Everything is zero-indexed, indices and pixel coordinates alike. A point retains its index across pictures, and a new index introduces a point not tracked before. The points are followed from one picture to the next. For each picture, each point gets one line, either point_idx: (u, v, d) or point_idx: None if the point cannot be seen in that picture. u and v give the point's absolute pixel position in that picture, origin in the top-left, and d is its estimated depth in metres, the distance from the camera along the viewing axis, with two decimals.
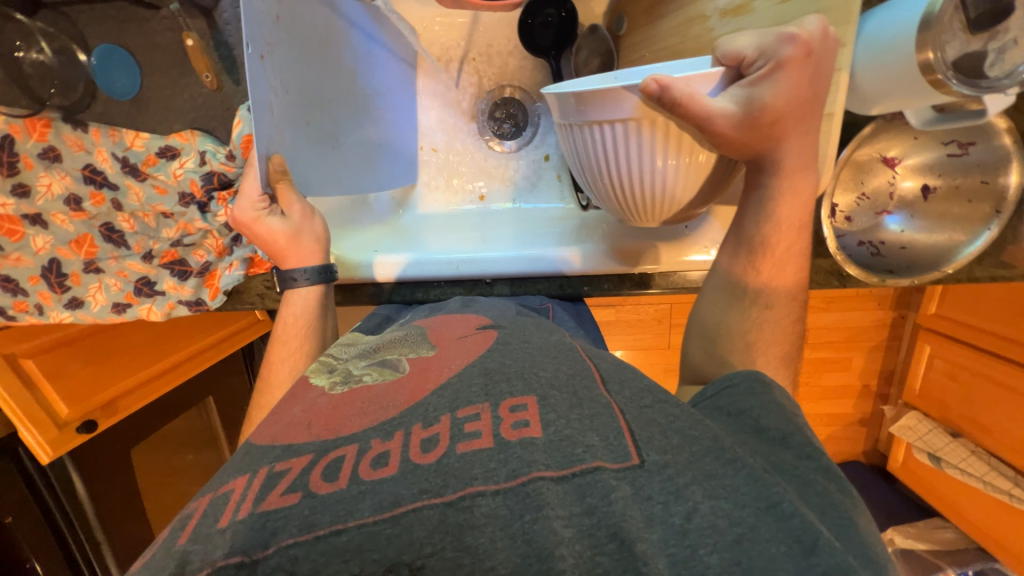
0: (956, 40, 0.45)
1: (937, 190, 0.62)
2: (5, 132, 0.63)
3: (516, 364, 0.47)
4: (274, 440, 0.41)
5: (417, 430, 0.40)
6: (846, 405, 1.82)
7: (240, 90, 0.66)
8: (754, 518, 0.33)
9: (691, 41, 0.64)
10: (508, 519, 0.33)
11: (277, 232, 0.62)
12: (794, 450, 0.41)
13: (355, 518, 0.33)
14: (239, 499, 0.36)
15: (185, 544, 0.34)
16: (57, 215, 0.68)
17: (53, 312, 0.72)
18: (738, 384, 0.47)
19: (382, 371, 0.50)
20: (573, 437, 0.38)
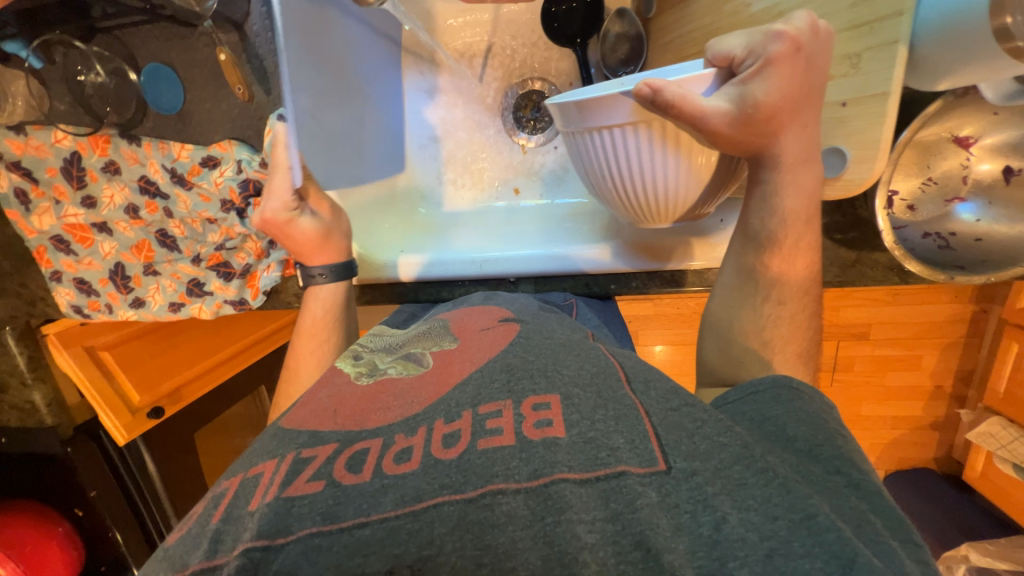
0: None
1: (1022, 173, 0.53)
2: (73, 148, 0.71)
3: (538, 360, 0.46)
4: (300, 425, 0.43)
5: (439, 425, 0.40)
6: (915, 407, 1.66)
7: (270, 98, 0.66)
8: (787, 532, 0.31)
9: (727, 19, 0.58)
10: (529, 521, 0.33)
11: (310, 231, 0.64)
12: (822, 464, 0.37)
13: (378, 511, 0.34)
14: (267, 482, 0.38)
15: (218, 525, 0.36)
16: (120, 223, 0.75)
17: (120, 310, 0.80)
18: (763, 391, 0.44)
19: (408, 365, 0.50)
20: (597, 440, 0.37)
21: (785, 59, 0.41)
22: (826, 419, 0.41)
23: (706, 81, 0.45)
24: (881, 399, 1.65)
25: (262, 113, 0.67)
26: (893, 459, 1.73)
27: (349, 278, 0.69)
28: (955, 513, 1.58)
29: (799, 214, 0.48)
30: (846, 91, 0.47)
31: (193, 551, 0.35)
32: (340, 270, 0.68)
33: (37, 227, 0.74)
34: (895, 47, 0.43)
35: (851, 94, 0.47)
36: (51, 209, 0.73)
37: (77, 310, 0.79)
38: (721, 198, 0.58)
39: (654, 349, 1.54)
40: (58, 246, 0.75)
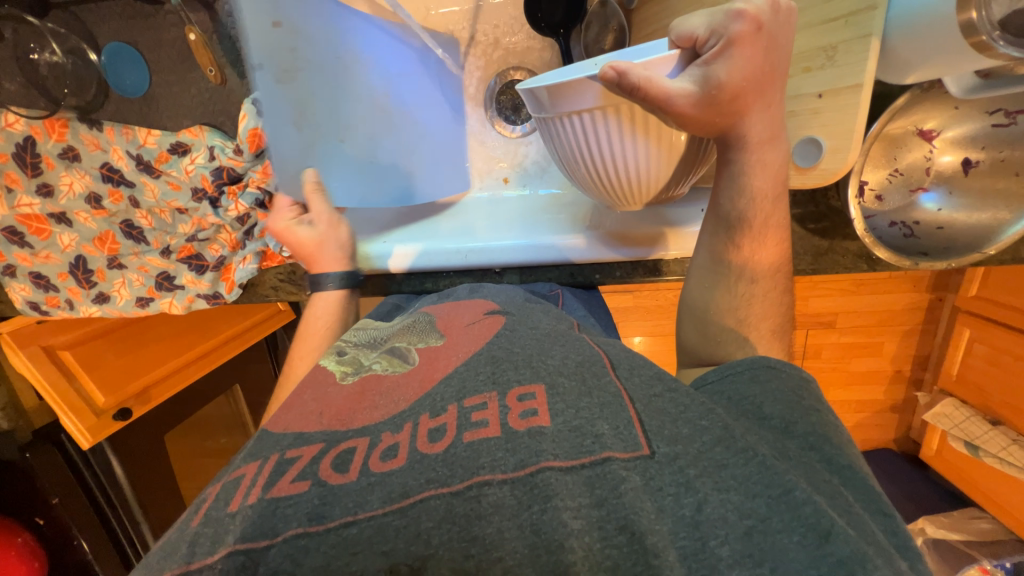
0: None
1: (980, 165, 0.56)
2: (26, 133, 0.66)
3: (524, 352, 0.46)
4: (286, 427, 0.42)
5: (425, 420, 0.40)
6: (876, 391, 1.75)
7: (243, 83, 0.63)
8: (766, 510, 0.32)
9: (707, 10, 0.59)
10: (517, 509, 0.33)
11: (305, 240, 0.66)
12: (798, 439, 0.39)
13: (365, 510, 0.33)
14: (250, 483, 0.37)
15: (197, 526, 0.35)
16: (80, 213, 0.71)
17: (82, 307, 0.76)
18: (742, 372, 0.45)
19: (393, 363, 0.49)
20: (583, 428, 0.37)
21: (747, 39, 0.41)
22: (801, 395, 0.43)
23: (671, 64, 0.45)
24: (846, 384, 1.73)
25: (235, 97, 0.64)
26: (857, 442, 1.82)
27: (352, 287, 0.68)
28: (912, 490, 1.68)
29: (767, 192, 0.49)
30: (821, 82, 0.48)
31: (172, 554, 0.34)
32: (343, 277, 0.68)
33: None
34: (868, 40, 0.44)
35: (827, 86, 0.48)
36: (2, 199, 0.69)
37: (34, 308, 0.75)
38: (691, 180, 0.60)
39: (633, 340, 1.57)
40: (12, 238, 0.72)
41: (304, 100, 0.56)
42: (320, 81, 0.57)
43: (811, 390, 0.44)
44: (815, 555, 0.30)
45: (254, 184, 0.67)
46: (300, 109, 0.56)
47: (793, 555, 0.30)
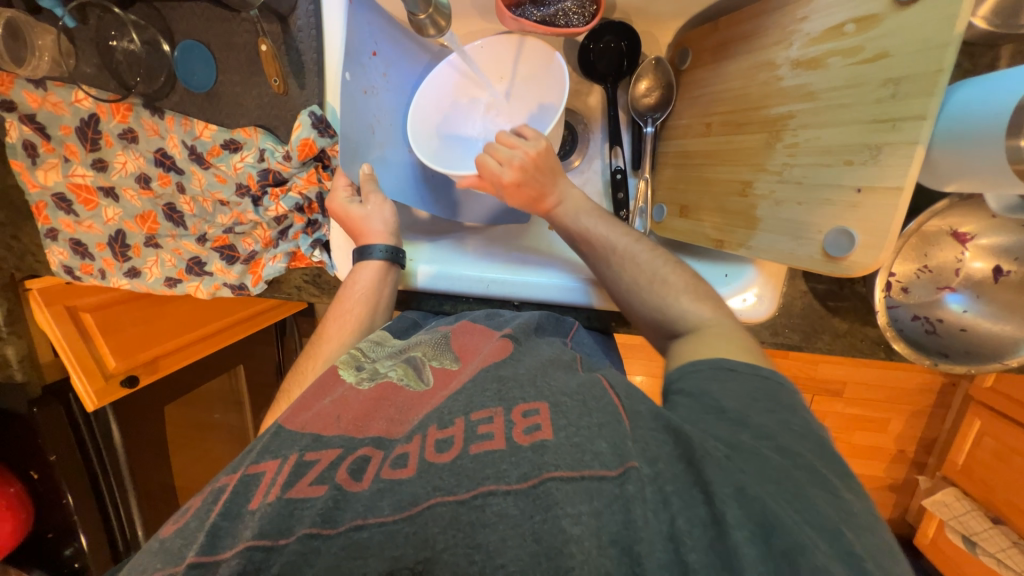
0: None
1: (1010, 275, 0.56)
2: (92, 110, 0.70)
3: (527, 372, 0.48)
4: (303, 427, 0.46)
5: (433, 431, 0.42)
6: (874, 467, 1.75)
7: (303, 93, 0.65)
8: (724, 504, 0.35)
9: (756, 86, 0.60)
10: (519, 519, 0.35)
11: (353, 214, 0.65)
12: (752, 430, 0.42)
13: (376, 514, 0.37)
14: (270, 481, 0.42)
15: (217, 517, 0.40)
16: (128, 191, 0.75)
17: (114, 278, 0.79)
18: (701, 369, 0.48)
19: (410, 375, 0.53)
20: (582, 445, 0.39)
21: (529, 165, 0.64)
22: (756, 397, 0.45)
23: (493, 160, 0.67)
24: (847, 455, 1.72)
25: (292, 106, 0.66)
26: None
27: (395, 262, 0.66)
28: None
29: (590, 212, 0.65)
30: (861, 178, 0.48)
31: (191, 543, 0.40)
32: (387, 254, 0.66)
33: (42, 183, 0.75)
34: (912, 148, 0.43)
35: (865, 182, 0.48)
36: (58, 166, 0.74)
37: (69, 271, 0.79)
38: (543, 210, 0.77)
39: (635, 379, 1.56)
40: (60, 204, 0.76)
41: (382, 114, 0.69)
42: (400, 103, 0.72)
43: (769, 391, 0.46)
44: (763, 550, 0.33)
45: (298, 189, 0.69)
46: (382, 119, 0.69)
47: (745, 551, 0.33)
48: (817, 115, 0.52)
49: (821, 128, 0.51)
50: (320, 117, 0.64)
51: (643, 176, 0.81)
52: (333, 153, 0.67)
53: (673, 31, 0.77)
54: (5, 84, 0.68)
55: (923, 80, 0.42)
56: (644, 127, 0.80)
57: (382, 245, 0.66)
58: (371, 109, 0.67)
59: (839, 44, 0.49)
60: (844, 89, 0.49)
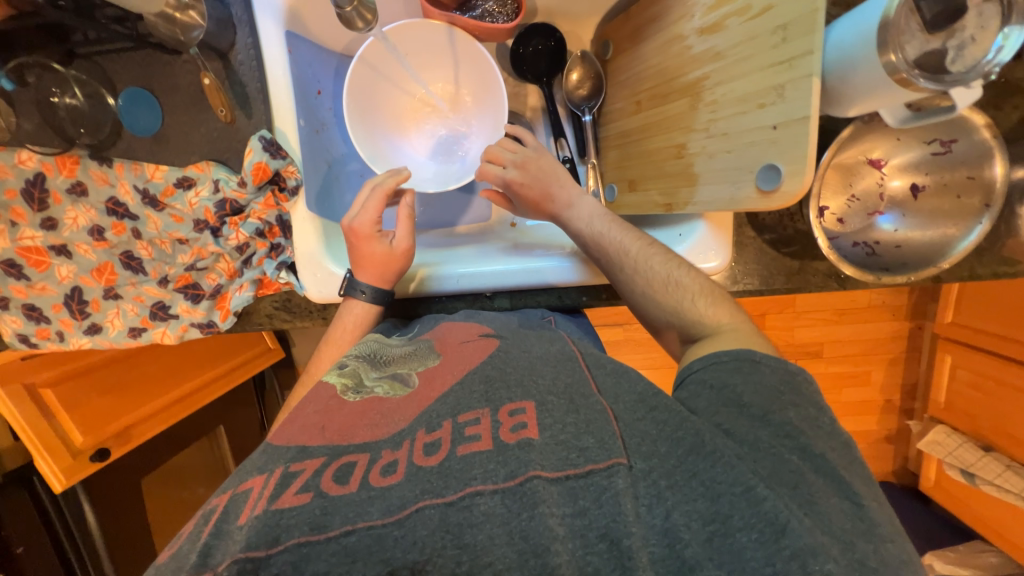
0: (915, 40, 0.44)
1: (926, 189, 0.62)
2: (37, 169, 0.69)
3: (516, 372, 0.50)
4: (289, 440, 0.45)
5: (421, 435, 0.44)
6: (868, 422, 1.89)
7: (251, 122, 0.68)
8: (730, 506, 0.38)
9: (672, 58, 0.66)
10: (508, 517, 0.38)
11: (381, 250, 0.67)
12: (773, 427, 0.46)
13: (364, 520, 0.37)
14: (257, 495, 0.40)
15: (207, 538, 0.37)
16: (81, 245, 0.74)
17: (73, 338, 0.77)
18: (726, 361, 0.52)
19: (394, 385, 0.53)
20: (568, 441, 0.42)
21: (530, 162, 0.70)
22: (781, 389, 0.49)
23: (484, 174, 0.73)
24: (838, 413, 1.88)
25: (242, 135, 0.68)
26: None
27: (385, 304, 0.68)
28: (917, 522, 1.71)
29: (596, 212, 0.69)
30: (776, 116, 0.53)
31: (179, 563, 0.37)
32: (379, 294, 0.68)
33: None
34: (809, 80, 0.48)
35: (780, 118, 0.52)
36: (2, 232, 0.72)
37: (23, 340, 0.76)
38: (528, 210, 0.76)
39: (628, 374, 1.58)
40: (8, 271, 0.74)
41: (330, 151, 0.74)
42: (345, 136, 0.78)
43: (790, 383, 0.50)
44: (771, 549, 0.36)
45: (256, 215, 0.70)
46: (332, 155, 0.75)
47: (750, 553, 0.36)
48: (726, 71, 0.57)
49: (732, 81, 0.57)
50: (270, 141, 0.66)
51: (591, 161, 0.86)
52: (289, 174, 0.67)
53: (593, 27, 0.83)
54: None
55: (804, 20, 0.48)
56: (583, 116, 0.85)
57: (369, 284, 0.67)
58: (323, 146, 0.73)
59: (732, 6, 0.56)
60: (743, 43, 0.55)
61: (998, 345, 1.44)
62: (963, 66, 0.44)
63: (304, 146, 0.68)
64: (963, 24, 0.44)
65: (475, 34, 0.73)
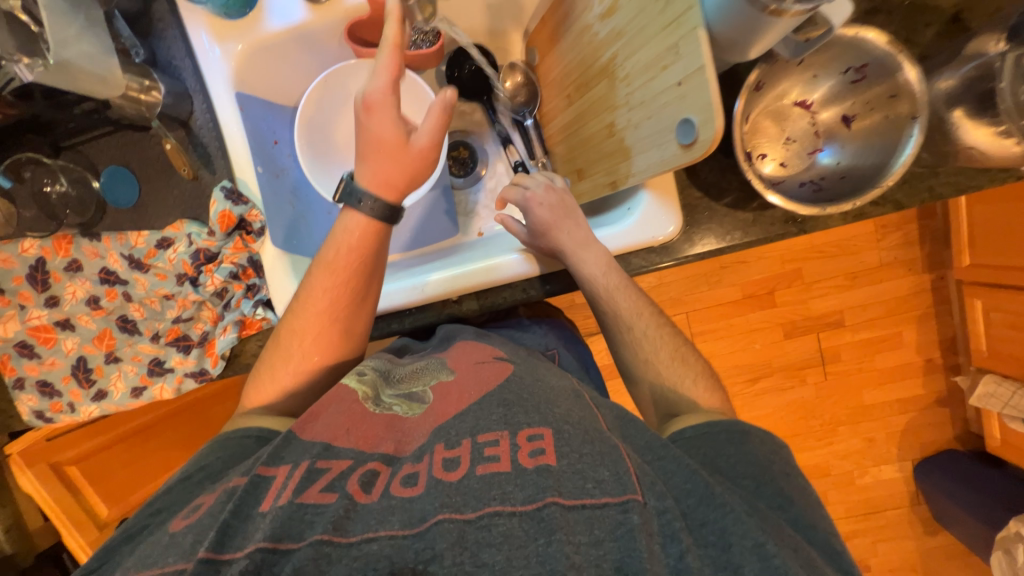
0: None
1: (857, 116, 0.62)
2: (38, 254, 0.77)
3: (532, 396, 0.52)
4: (315, 437, 0.50)
5: (440, 450, 0.47)
6: (915, 386, 1.78)
7: (215, 177, 0.74)
8: (740, 559, 0.41)
9: (587, 47, 0.69)
10: (524, 541, 0.39)
11: (386, 135, 0.62)
12: (767, 500, 0.49)
13: (385, 529, 0.40)
14: (281, 487, 0.45)
15: (228, 517, 0.43)
16: (82, 317, 0.80)
17: (83, 407, 0.82)
18: (720, 433, 0.54)
19: (411, 405, 0.56)
20: (585, 471, 0.44)
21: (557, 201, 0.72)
22: (773, 461, 0.53)
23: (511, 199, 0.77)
24: (879, 383, 1.78)
25: (207, 190, 0.74)
26: (914, 445, 1.80)
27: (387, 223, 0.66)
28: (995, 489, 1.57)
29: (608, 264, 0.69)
30: (679, 73, 0.54)
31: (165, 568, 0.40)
32: (385, 210, 0.65)
33: (2, 336, 0.80)
34: (695, 32, 0.50)
35: (682, 74, 0.54)
36: (15, 316, 0.79)
37: (39, 416, 0.82)
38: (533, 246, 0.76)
39: None
40: (23, 352, 0.81)
41: (292, 193, 0.80)
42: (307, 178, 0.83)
43: (777, 455, 0.55)
44: None
45: (229, 259, 0.74)
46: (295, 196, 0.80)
47: None
48: (630, 45, 0.60)
49: (637, 53, 0.60)
50: (231, 190, 0.72)
51: (540, 160, 0.89)
52: (253, 218, 0.73)
53: (520, 39, 0.89)
54: None
55: None
56: (525, 121, 0.90)
57: (372, 198, 0.64)
58: (284, 190, 0.78)
59: None
60: (637, 16, 0.58)
61: (994, 276, 1.44)
62: None
63: (265, 190, 0.74)
64: None
65: (404, 63, 0.79)
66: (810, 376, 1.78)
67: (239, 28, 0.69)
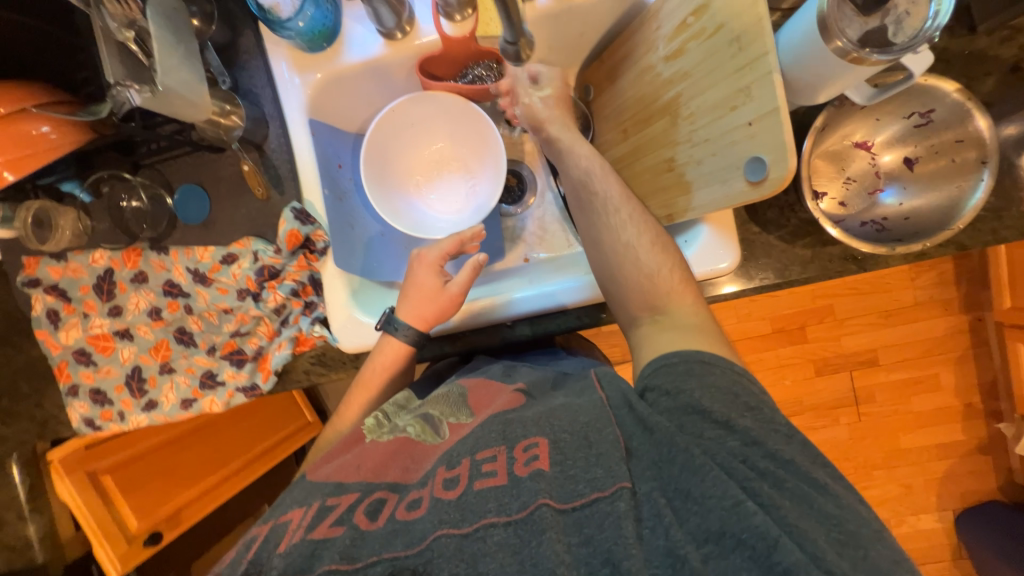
0: (854, 23, 0.48)
1: (919, 159, 0.63)
2: (107, 265, 0.80)
3: (578, 416, 0.52)
4: (327, 477, 0.52)
5: (442, 471, 0.49)
6: (953, 431, 1.71)
7: (284, 198, 0.77)
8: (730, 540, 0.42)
9: (647, 86, 0.72)
10: (518, 546, 0.42)
11: (425, 285, 0.73)
12: (740, 436, 0.49)
13: (388, 551, 0.43)
14: (295, 526, 0.46)
15: (247, 563, 0.44)
16: (141, 327, 0.82)
17: (132, 416, 0.84)
18: (676, 364, 0.55)
19: (426, 431, 0.58)
20: (576, 475, 0.46)
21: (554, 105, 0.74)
22: (736, 393, 0.52)
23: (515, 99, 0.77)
24: (915, 427, 1.72)
25: (276, 210, 0.77)
26: (954, 494, 1.72)
27: (418, 345, 0.72)
28: None
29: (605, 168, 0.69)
30: (749, 113, 0.56)
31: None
32: (415, 336, 0.72)
33: (64, 342, 0.83)
34: (770, 77, 0.52)
35: (753, 115, 0.56)
36: (78, 324, 0.82)
37: (89, 423, 0.84)
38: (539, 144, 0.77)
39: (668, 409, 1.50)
40: (80, 358, 0.83)
41: (352, 216, 0.82)
42: (365, 201, 0.86)
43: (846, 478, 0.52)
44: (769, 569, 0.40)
45: (291, 276, 0.77)
46: (355, 218, 0.82)
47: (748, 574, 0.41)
48: (696, 86, 0.63)
49: (702, 94, 0.62)
50: (300, 210, 0.74)
51: None
52: (318, 238, 0.75)
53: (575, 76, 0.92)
54: (33, 264, 0.80)
55: (755, 30, 0.53)
56: None
57: (406, 323, 0.72)
58: (346, 212, 0.81)
59: (690, 32, 0.62)
60: (706, 60, 0.60)
61: None
62: (904, 36, 0.47)
63: (332, 212, 0.76)
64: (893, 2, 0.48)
65: (469, 96, 0.82)
66: (843, 416, 1.73)
67: (319, 60, 0.73)
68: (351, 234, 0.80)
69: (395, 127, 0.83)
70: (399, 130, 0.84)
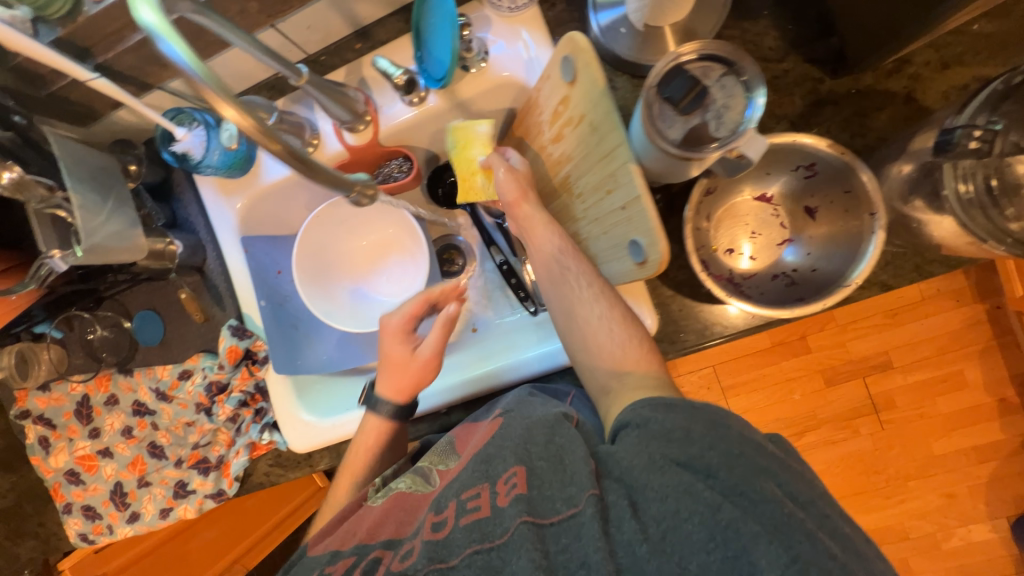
0: (674, 125, 0.56)
1: (819, 209, 0.63)
2: (83, 392, 0.88)
3: (555, 452, 0.55)
4: (329, 546, 0.58)
5: (432, 515, 0.54)
6: (990, 432, 1.58)
7: (225, 313, 0.83)
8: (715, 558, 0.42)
9: (545, 165, 0.74)
10: (499, 568, 0.47)
11: (397, 355, 0.74)
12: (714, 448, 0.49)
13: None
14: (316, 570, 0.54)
15: None
16: (119, 445, 0.88)
17: (120, 528, 0.89)
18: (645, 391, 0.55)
19: (417, 483, 0.64)
20: (553, 497, 0.50)
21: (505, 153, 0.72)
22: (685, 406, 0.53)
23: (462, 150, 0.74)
24: (947, 431, 1.59)
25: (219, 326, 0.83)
26: (1005, 499, 1.57)
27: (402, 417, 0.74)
28: None
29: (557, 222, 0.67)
30: (621, 198, 0.57)
31: None
32: (399, 408, 0.74)
33: (54, 466, 0.89)
34: (627, 167, 0.53)
35: (623, 200, 0.56)
36: (64, 448, 0.89)
37: (83, 538, 0.90)
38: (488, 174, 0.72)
39: None
40: (71, 478, 0.89)
41: (296, 315, 0.86)
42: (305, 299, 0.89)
43: None
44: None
45: (237, 388, 0.82)
46: (301, 317, 0.87)
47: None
48: (579, 169, 0.64)
49: (585, 176, 0.63)
50: (237, 327, 0.80)
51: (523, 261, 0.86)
52: (257, 347, 0.81)
53: None
54: (23, 397, 0.88)
55: (607, 121, 0.54)
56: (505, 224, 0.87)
57: (388, 400, 0.73)
58: (291, 314, 0.85)
59: (563, 119, 0.63)
60: (580, 147, 0.62)
61: None
62: (726, 130, 0.54)
63: (268, 321, 0.80)
64: (712, 98, 0.55)
65: (386, 195, 0.83)
66: (862, 426, 1.62)
67: (241, 184, 0.79)
68: (295, 334, 0.84)
69: (325, 231, 0.88)
70: (329, 232, 0.89)
